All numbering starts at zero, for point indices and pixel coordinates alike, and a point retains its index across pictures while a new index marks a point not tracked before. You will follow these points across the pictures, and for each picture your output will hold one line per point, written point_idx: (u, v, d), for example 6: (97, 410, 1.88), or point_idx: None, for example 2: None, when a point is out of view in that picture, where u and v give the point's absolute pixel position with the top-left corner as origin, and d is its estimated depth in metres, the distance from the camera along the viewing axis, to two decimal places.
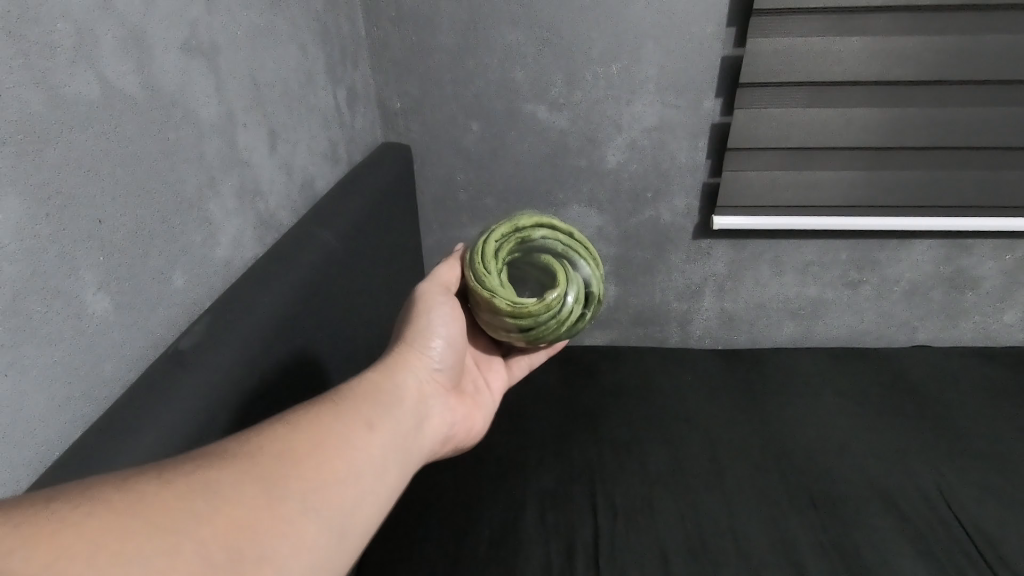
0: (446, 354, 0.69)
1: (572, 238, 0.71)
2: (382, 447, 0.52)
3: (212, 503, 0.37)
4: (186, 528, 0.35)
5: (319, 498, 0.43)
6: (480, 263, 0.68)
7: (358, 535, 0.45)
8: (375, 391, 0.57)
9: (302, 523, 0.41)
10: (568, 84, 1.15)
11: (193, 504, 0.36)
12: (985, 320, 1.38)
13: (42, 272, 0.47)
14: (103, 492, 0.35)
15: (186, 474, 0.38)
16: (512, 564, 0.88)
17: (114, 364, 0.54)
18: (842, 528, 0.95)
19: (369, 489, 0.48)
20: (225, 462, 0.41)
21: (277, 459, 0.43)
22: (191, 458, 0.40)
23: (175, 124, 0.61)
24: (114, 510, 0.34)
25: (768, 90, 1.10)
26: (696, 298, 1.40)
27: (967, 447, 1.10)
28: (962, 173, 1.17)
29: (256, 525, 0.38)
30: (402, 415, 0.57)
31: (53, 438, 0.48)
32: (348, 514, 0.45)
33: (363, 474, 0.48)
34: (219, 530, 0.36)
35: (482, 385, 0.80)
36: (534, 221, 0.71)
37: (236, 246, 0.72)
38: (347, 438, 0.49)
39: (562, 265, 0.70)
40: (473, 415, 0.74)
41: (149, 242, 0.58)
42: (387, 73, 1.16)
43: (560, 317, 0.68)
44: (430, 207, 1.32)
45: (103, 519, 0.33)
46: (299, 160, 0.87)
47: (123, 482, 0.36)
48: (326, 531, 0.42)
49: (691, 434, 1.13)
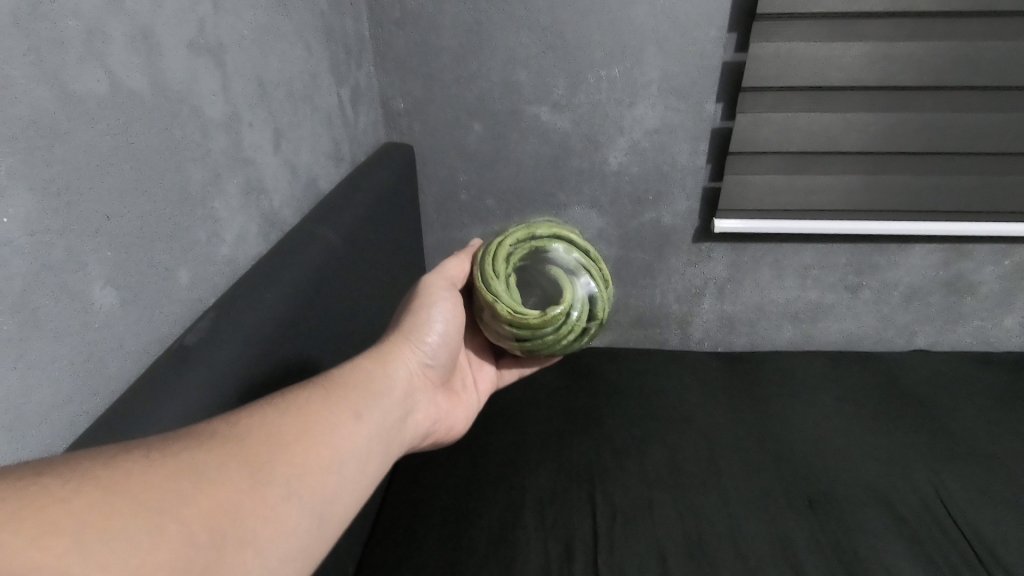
0: (439, 351, 0.70)
1: (587, 256, 0.71)
2: (366, 438, 0.53)
3: (198, 485, 0.38)
4: (169, 510, 0.36)
5: (302, 485, 0.44)
6: (490, 264, 0.69)
7: (334, 523, 0.47)
8: (366, 381, 0.58)
9: (281, 509, 0.42)
10: (570, 86, 1.16)
11: (178, 486, 0.37)
12: (984, 325, 1.39)
13: (50, 265, 0.48)
14: (96, 469, 0.36)
15: (176, 454, 0.39)
16: (510, 563, 0.89)
17: (119, 358, 0.55)
18: (840, 530, 0.95)
19: (350, 479, 0.49)
20: (213, 443, 0.42)
21: (263, 444, 0.44)
22: (181, 436, 0.41)
23: (182, 123, 0.62)
24: (104, 487, 0.35)
25: (770, 94, 1.10)
26: (696, 301, 1.41)
27: (964, 451, 1.10)
28: (961, 178, 1.17)
29: (237, 509, 0.39)
30: (390, 406, 0.59)
31: (59, 431, 0.50)
32: (328, 502, 0.46)
33: (345, 465, 0.49)
34: (201, 513, 0.37)
35: (470, 382, 0.82)
36: (552, 232, 0.71)
37: (240, 244, 0.74)
38: (335, 427, 0.50)
39: (572, 281, 0.70)
40: (455, 412, 0.75)
41: (155, 238, 0.59)
42: (390, 74, 1.17)
43: (560, 332, 0.68)
44: (432, 207, 1.33)
45: (90, 495, 0.34)
46: (303, 159, 0.88)
47: (113, 458, 0.37)
48: (305, 518, 0.44)
49: (689, 436, 1.14)
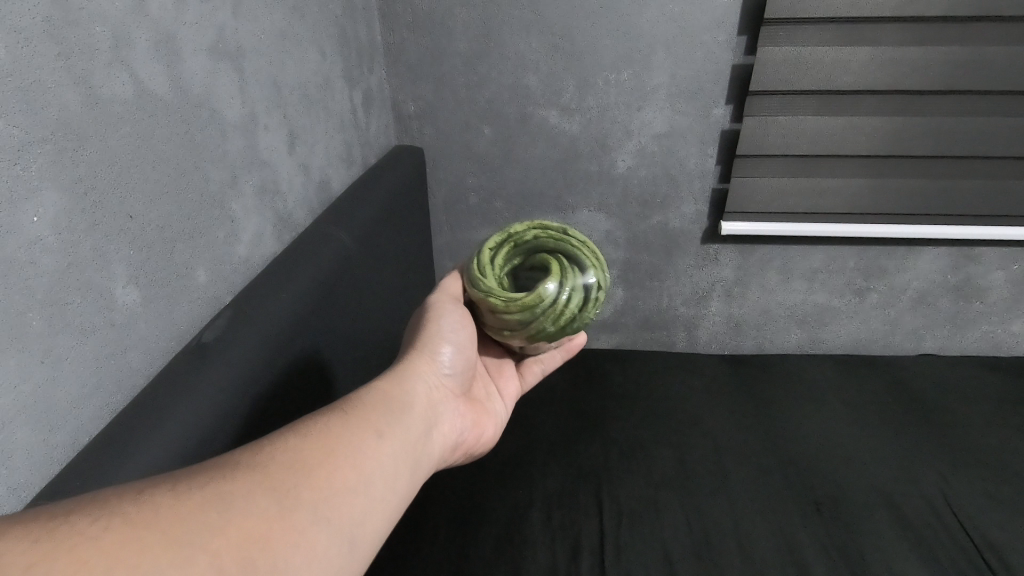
0: (454, 362, 0.71)
1: (565, 233, 0.72)
2: (391, 456, 0.54)
3: (226, 516, 0.39)
4: (200, 541, 0.36)
5: (330, 507, 0.45)
6: (476, 270, 0.71)
7: (369, 542, 0.47)
8: (385, 400, 0.59)
9: (314, 532, 0.42)
10: (579, 90, 1.17)
11: (206, 517, 0.38)
12: (993, 329, 1.38)
13: (78, 263, 0.50)
14: (123, 506, 0.36)
15: (202, 486, 0.40)
16: (518, 562, 0.90)
17: (141, 355, 0.57)
18: (847, 534, 0.95)
19: (379, 498, 0.49)
20: (237, 473, 0.42)
21: (288, 470, 0.45)
22: (205, 469, 0.42)
23: (201, 125, 0.64)
24: (132, 522, 0.35)
25: (778, 98, 1.11)
26: (703, 303, 1.41)
27: (973, 455, 1.10)
28: (970, 182, 1.17)
29: (268, 536, 0.40)
30: (412, 423, 0.59)
31: (83, 424, 0.51)
32: (358, 522, 0.47)
33: (374, 482, 0.50)
34: (232, 542, 0.38)
35: (493, 390, 0.83)
36: (526, 224, 0.73)
37: (256, 244, 0.75)
38: (357, 448, 0.51)
39: (557, 261, 0.71)
40: (482, 420, 0.76)
41: (175, 239, 0.61)
42: (402, 77, 1.19)
43: (556, 304, 0.68)
44: (442, 209, 1.34)
45: (119, 533, 0.35)
46: (316, 160, 0.90)
47: (139, 495, 0.37)
48: (336, 542, 0.44)
49: (696, 438, 1.14)
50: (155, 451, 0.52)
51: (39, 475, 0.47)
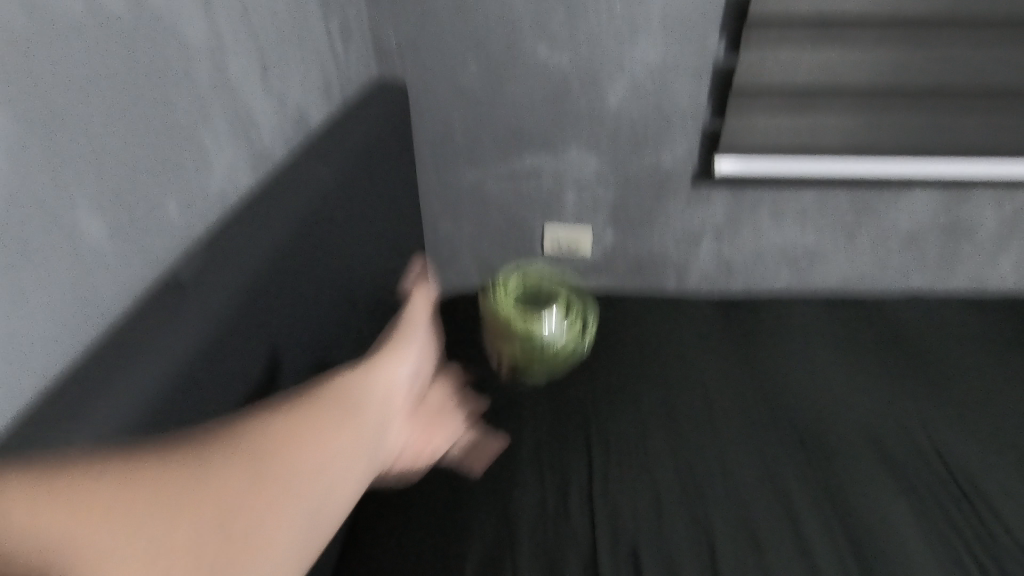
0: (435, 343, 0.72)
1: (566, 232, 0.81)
2: (372, 429, 0.54)
3: (203, 480, 0.40)
4: (176, 501, 0.38)
5: (305, 481, 0.45)
6: None
7: (335, 520, 0.48)
8: (374, 369, 0.59)
9: (284, 503, 0.43)
10: (569, 20, 1.12)
11: (185, 477, 0.39)
12: (980, 268, 1.39)
13: (34, 191, 0.46)
14: (113, 462, 0.39)
15: (185, 448, 0.41)
16: (508, 497, 0.91)
17: (109, 288, 0.54)
18: (829, 465, 0.98)
19: (352, 472, 0.50)
20: (221, 437, 0.43)
21: (271, 436, 0.45)
22: (193, 431, 0.43)
23: (161, 44, 0.59)
24: (118, 478, 0.38)
25: (776, 31, 1.07)
26: (694, 245, 1.40)
27: (954, 390, 1.13)
28: (967, 119, 1.15)
29: (239, 504, 0.41)
30: (395, 397, 0.59)
31: (53, 356, 0.49)
32: (329, 495, 0.47)
33: (350, 457, 0.50)
34: (205, 507, 0.39)
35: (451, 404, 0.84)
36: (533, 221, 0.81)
37: (230, 176, 0.71)
38: (340, 420, 0.51)
39: None
40: (437, 430, 0.77)
41: (139, 168, 0.57)
42: (381, 5, 1.12)
43: None
44: (427, 150, 1.30)
45: (109, 483, 0.37)
46: (292, 92, 0.85)
47: (126, 453, 0.40)
48: (303, 517, 0.45)
49: (685, 379, 1.15)
50: (141, 385, 0.50)
51: (12, 409, 0.45)
